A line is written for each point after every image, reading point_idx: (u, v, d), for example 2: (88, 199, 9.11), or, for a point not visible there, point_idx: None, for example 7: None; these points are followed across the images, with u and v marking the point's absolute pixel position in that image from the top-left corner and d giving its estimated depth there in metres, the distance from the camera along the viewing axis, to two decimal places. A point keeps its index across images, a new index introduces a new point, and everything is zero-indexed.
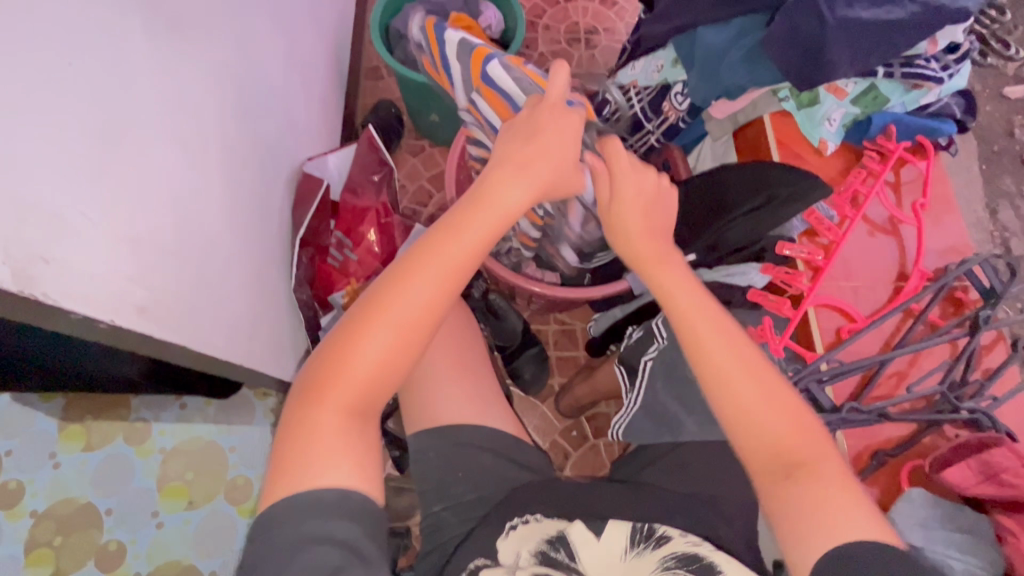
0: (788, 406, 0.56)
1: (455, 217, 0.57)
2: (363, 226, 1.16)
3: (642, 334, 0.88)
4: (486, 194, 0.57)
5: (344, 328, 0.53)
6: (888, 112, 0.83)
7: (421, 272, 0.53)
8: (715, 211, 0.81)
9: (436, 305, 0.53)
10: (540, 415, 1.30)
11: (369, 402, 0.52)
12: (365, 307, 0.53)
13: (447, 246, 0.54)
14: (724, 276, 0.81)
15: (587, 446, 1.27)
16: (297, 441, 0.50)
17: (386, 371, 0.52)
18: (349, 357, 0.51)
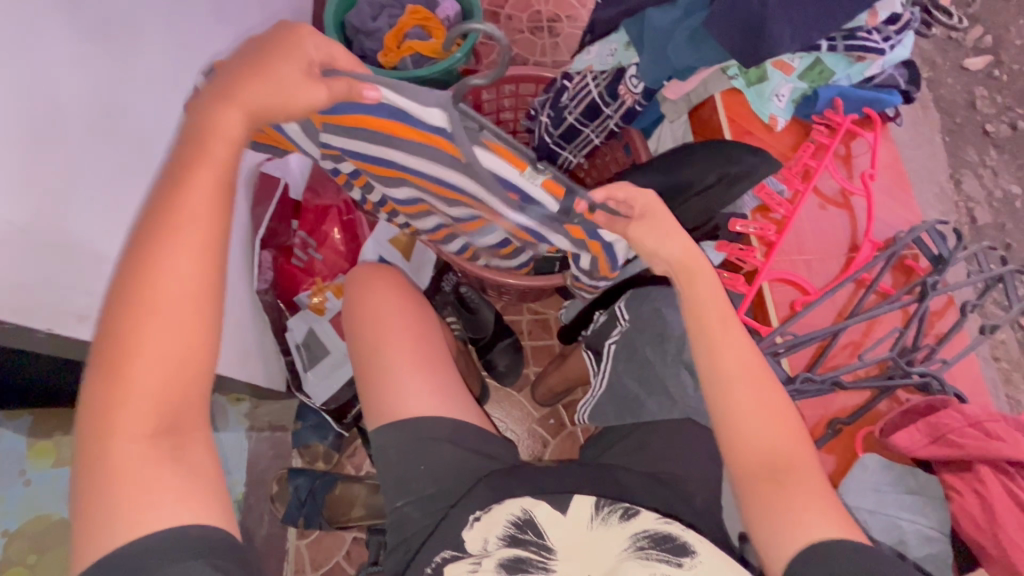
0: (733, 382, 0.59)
1: (181, 164, 0.49)
2: (326, 225, 1.17)
3: (607, 319, 0.88)
4: (204, 131, 0.50)
5: (107, 340, 0.47)
6: (834, 86, 0.84)
7: (167, 240, 0.48)
8: (670, 191, 0.81)
9: (208, 271, 0.49)
10: (517, 406, 1.30)
11: (173, 392, 0.49)
12: (117, 311, 0.48)
13: (182, 212, 0.48)
14: None
15: (565, 434, 1.28)
16: (100, 466, 0.47)
17: (178, 356, 0.48)
18: (130, 354, 0.47)
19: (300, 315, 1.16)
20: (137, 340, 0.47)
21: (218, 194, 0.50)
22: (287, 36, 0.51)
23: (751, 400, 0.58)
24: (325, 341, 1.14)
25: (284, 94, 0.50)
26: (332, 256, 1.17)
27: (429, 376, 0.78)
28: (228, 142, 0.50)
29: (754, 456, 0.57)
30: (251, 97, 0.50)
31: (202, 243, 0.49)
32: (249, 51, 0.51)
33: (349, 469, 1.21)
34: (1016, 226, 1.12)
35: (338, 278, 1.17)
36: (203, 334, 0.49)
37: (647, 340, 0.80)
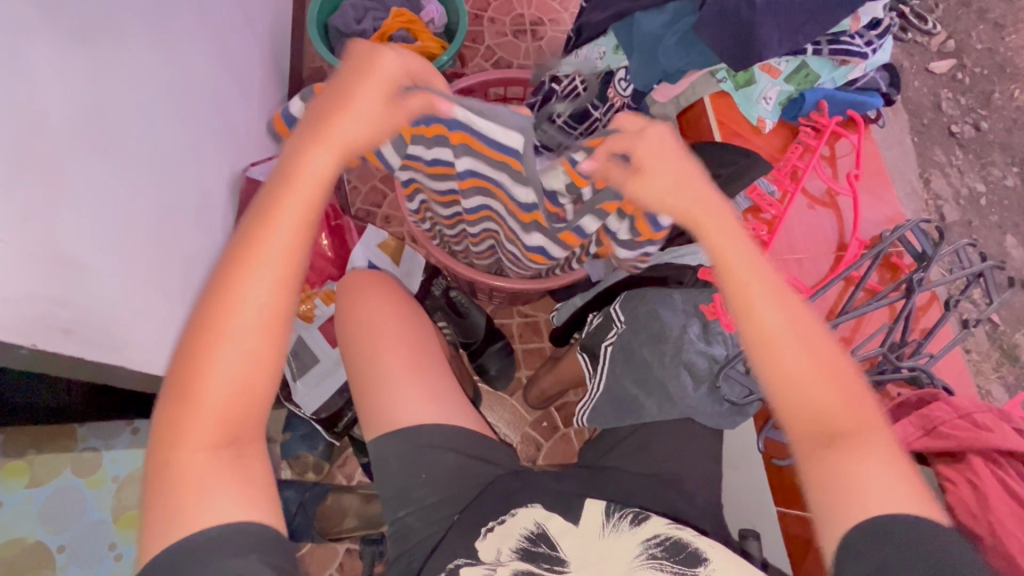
0: (811, 344, 0.55)
1: (269, 197, 0.52)
2: (314, 231, 1.16)
3: (601, 320, 0.89)
4: (295, 162, 0.52)
5: (187, 358, 0.50)
6: (819, 88, 0.86)
7: (252, 268, 0.50)
8: None
9: (283, 302, 0.51)
10: (509, 409, 1.30)
11: (244, 411, 0.50)
12: (199, 331, 0.50)
13: (266, 242, 0.50)
14: (675, 258, 0.87)
15: (559, 437, 1.28)
16: (166, 475, 0.49)
17: (249, 380, 0.50)
18: (205, 372, 0.49)
19: (289, 323, 1.13)
20: (210, 361, 0.49)
21: (304, 227, 0.52)
22: (363, 64, 0.52)
23: (789, 362, 0.55)
24: (314, 350, 1.12)
25: (369, 123, 0.52)
26: (320, 262, 1.15)
27: (429, 389, 0.77)
28: (316, 181, 0.52)
29: (800, 414, 0.55)
30: (339, 131, 0.52)
31: (285, 273, 0.51)
32: (335, 76, 0.53)
33: (341, 479, 1.19)
34: (982, 223, 1.16)
35: (328, 285, 1.15)
36: (274, 358, 0.51)
37: (641, 340, 0.80)
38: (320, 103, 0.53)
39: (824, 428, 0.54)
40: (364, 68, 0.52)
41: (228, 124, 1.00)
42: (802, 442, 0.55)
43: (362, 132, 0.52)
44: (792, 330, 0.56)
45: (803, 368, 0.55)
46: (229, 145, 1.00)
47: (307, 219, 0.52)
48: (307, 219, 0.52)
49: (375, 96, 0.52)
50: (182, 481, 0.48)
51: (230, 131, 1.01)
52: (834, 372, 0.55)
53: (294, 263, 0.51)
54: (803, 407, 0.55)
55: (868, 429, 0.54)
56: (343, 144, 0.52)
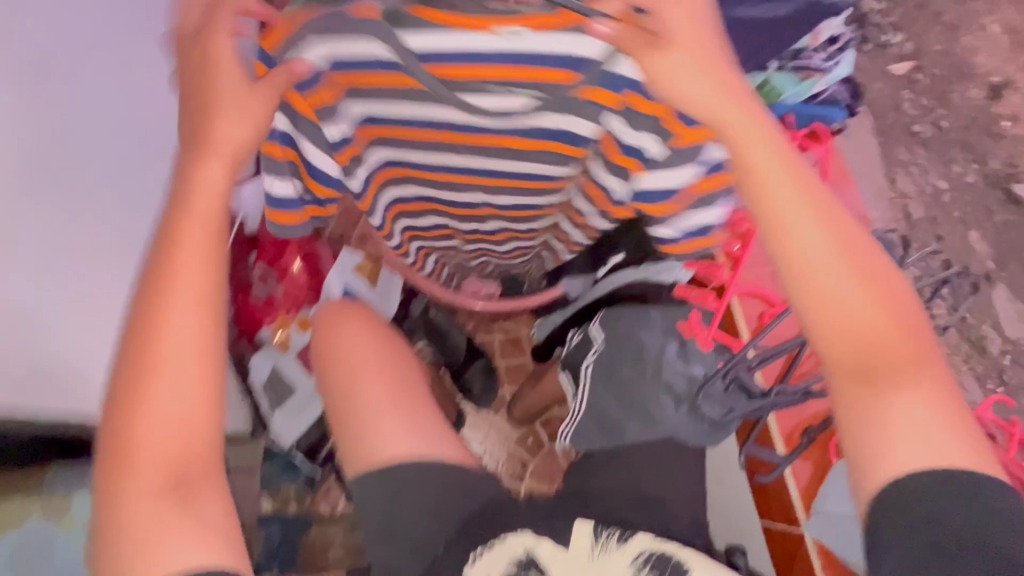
0: (856, 258, 0.51)
1: (169, 226, 0.54)
2: (285, 257, 1.11)
3: (581, 339, 0.87)
4: (189, 184, 0.54)
5: (122, 397, 0.52)
6: (784, 103, 0.85)
7: (169, 288, 0.52)
8: None
9: (205, 315, 0.53)
10: (494, 426, 1.31)
11: (188, 434, 0.53)
12: (130, 368, 0.52)
13: (177, 267, 0.53)
14: (651, 274, 0.83)
15: (544, 452, 1.29)
16: (119, 521, 0.50)
17: (188, 401, 0.52)
18: (140, 409, 0.51)
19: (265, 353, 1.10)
20: (144, 396, 0.51)
21: (211, 240, 0.54)
22: (202, 65, 0.51)
23: (833, 284, 0.51)
24: (289, 378, 1.09)
25: (245, 119, 0.52)
26: (294, 289, 1.12)
27: (402, 417, 0.76)
28: (214, 194, 0.54)
29: (851, 348, 0.51)
30: (225, 146, 0.53)
31: (199, 293, 0.53)
32: (190, 89, 0.53)
33: (323, 508, 1.16)
34: (946, 219, 1.19)
35: (303, 311, 1.12)
36: (210, 372, 0.53)
37: (623, 359, 0.80)
38: (192, 125, 0.54)
39: (862, 352, 0.51)
40: (221, 74, 0.51)
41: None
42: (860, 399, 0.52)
43: (246, 142, 0.54)
44: (846, 242, 0.51)
45: (848, 289, 0.51)
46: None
47: (210, 237, 0.54)
48: (210, 237, 0.54)
49: (237, 96, 0.51)
50: (144, 526, 0.50)
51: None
52: (884, 293, 0.51)
53: (206, 282, 0.54)
54: (847, 336, 0.51)
55: (914, 364, 0.51)
56: (234, 155, 0.54)
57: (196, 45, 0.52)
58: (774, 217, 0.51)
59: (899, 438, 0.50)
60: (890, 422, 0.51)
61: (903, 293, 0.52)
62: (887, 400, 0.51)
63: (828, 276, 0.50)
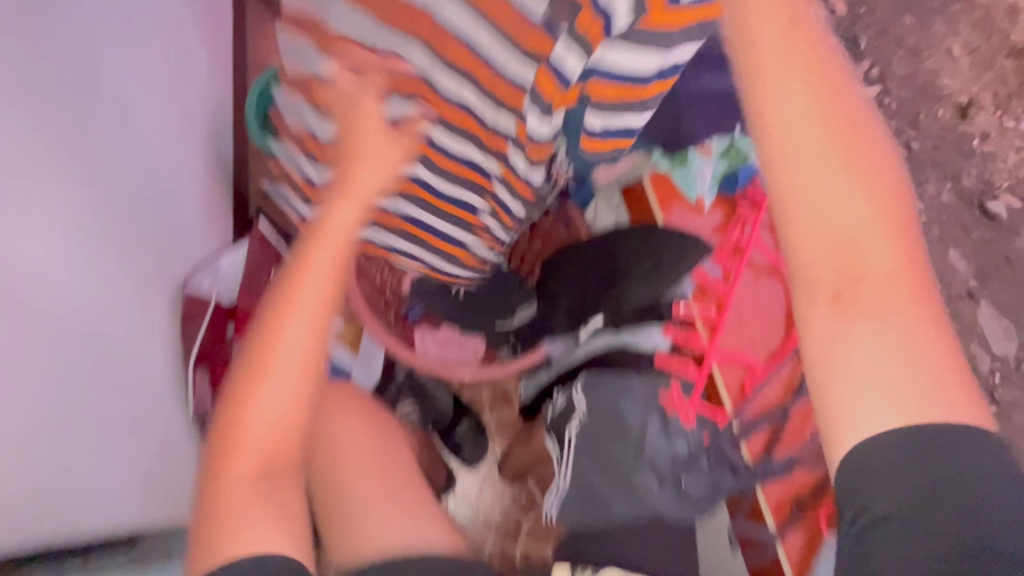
0: (868, 170, 0.43)
1: (300, 252, 0.61)
2: None
3: (565, 404, 0.85)
4: (321, 224, 0.62)
5: (238, 388, 0.60)
6: (749, 164, 0.89)
7: (292, 303, 0.59)
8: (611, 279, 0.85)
9: (315, 340, 0.60)
10: (486, 485, 1.28)
11: (282, 432, 0.61)
12: (251, 362, 0.60)
13: (301, 289, 0.60)
14: (629, 338, 0.83)
15: (538, 510, 1.27)
16: (220, 494, 0.60)
17: (284, 410, 0.60)
18: (244, 408, 0.59)
19: None
20: (253, 391, 0.59)
21: (334, 272, 0.60)
22: (349, 119, 0.63)
23: (834, 196, 0.42)
24: None
25: (372, 173, 0.63)
26: None
27: (385, 504, 0.75)
28: (345, 232, 0.62)
29: (824, 252, 0.43)
30: (358, 195, 0.62)
31: (314, 321, 0.60)
32: (343, 135, 0.63)
33: None
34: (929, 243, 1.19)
35: None
36: (306, 390, 0.60)
37: (606, 429, 0.80)
38: (341, 165, 0.63)
39: (845, 276, 0.43)
40: (370, 138, 0.62)
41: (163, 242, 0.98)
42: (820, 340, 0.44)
43: (370, 190, 0.63)
44: (859, 148, 0.42)
45: (845, 197, 0.42)
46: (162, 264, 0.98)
47: (332, 270, 0.61)
48: (333, 271, 0.61)
49: (377, 154, 0.63)
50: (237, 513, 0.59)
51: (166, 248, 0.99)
52: (895, 217, 0.43)
53: (321, 311, 0.60)
54: (831, 253, 0.43)
55: (911, 303, 0.44)
56: (363, 203, 0.62)
57: (355, 90, 0.62)
58: (759, 84, 0.41)
59: (858, 379, 0.43)
60: (856, 380, 0.43)
61: (910, 210, 0.45)
62: (871, 339, 0.43)
63: (830, 186, 0.42)
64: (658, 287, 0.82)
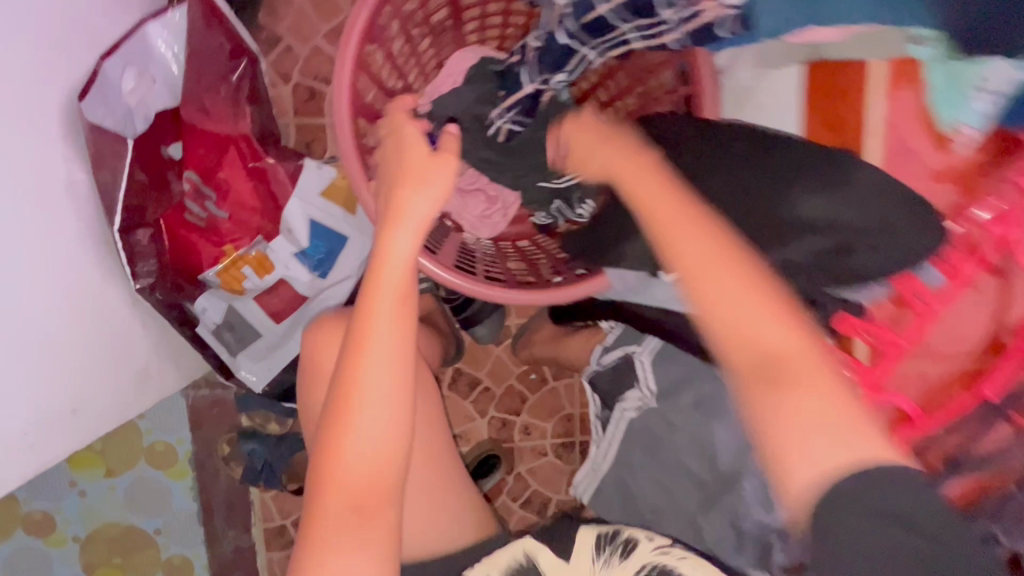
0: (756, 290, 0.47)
1: (364, 291, 0.59)
2: (222, 166, 0.81)
3: (617, 364, 0.72)
4: (378, 260, 0.59)
5: (325, 431, 0.56)
6: None
7: (367, 349, 0.56)
8: (749, 245, 0.58)
9: (399, 380, 0.56)
10: (494, 359, 1.17)
11: (378, 474, 0.56)
12: (334, 403, 0.56)
13: (372, 330, 0.57)
14: None
15: (547, 390, 1.19)
16: (313, 534, 0.55)
17: (377, 450, 0.56)
18: (336, 452, 0.55)
19: (214, 300, 0.85)
20: (340, 432, 0.55)
21: (400, 308, 0.58)
22: (399, 152, 0.65)
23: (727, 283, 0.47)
24: (252, 321, 0.87)
25: (427, 203, 0.61)
26: (241, 211, 0.82)
27: (437, 488, 0.68)
28: (403, 268, 0.59)
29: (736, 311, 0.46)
30: (405, 225, 0.60)
31: (395, 361, 0.57)
32: (393, 165, 0.65)
33: None
34: None
35: (257, 244, 0.84)
36: (399, 427, 0.56)
37: (675, 421, 0.67)
38: (386, 200, 0.63)
39: (766, 357, 0.45)
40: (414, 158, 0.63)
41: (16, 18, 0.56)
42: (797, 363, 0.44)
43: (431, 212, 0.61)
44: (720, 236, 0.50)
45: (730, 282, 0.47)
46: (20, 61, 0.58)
47: (400, 308, 0.58)
48: (400, 308, 0.58)
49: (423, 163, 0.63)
50: (331, 544, 0.54)
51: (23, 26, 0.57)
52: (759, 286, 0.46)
53: (398, 343, 0.57)
54: (750, 347, 0.46)
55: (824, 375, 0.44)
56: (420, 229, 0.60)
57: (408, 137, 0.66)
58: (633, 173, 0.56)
59: (806, 451, 0.42)
60: (803, 444, 0.43)
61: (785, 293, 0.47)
62: (819, 391, 0.44)
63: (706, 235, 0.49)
64: (812, 292, 0.56)
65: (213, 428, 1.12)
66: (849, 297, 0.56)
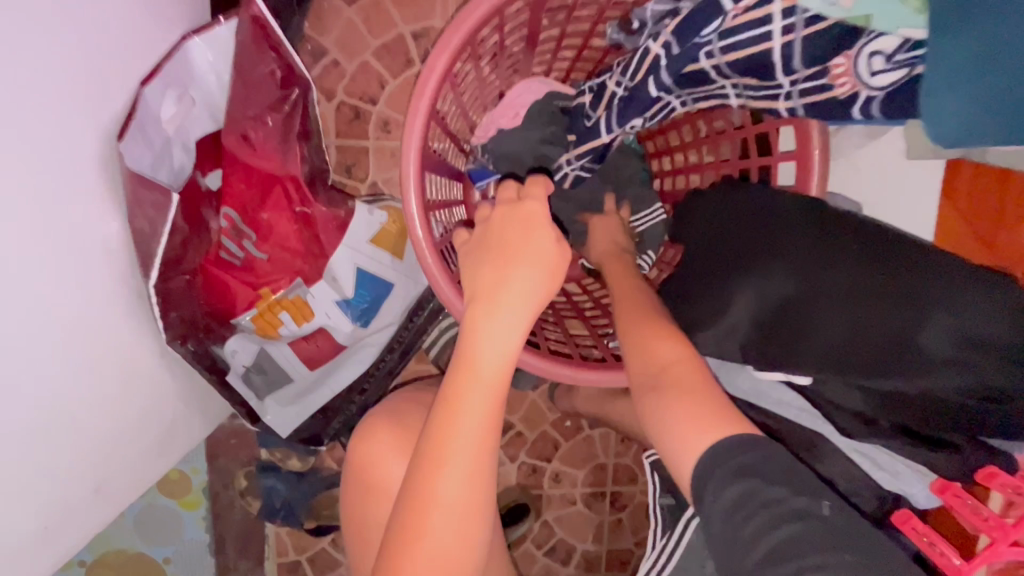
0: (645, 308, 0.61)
1: (450, 381, 0.53)
2: (264, 204, 0.74)
3: None
4: (470, 348, 0.54)
5: (393, 538, 0.51)
6: None
7: (449, 452, 0.51)
8: (878, 367, 0.50)
9: (478, 490, 0.52)
10: (528, 403, 1.11)
11: None
12: (406, 509, 0.51)
13: (456, 431, 0.51)
14: (875, 466, 0.56)
15: (581, 437, 1.13)
16: None
17: (450, 562, 0.51)
18: (403, 567, 0.50)
19: (247, 347, 0.78)
20: (411, 544, 0.50)
21: (493, 410, 0.53)
22: (499, 221, 0.59)
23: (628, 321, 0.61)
24: (284, 367, 0.81)
25: (528, 290, 0.55)
26: (282, 254, 0.76)
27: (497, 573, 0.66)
28: (503, 362, 0.54)
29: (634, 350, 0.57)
30: (502, 313, 0.54)
31: (476, 468, 0.51)
32: (487, 235, 0.59)
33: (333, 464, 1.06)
34: None
35: (295, 286, 0.77)
36: (472, 536, 0.52)
37: None
38: (476, 275, 0.57)
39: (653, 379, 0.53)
40: (514, 229, 0.58)
41: (20, 55, 0.48)
42: (677, 373, 0.52)
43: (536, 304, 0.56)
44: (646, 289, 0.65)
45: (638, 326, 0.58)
46: (30, 101, 0.50)
47: (490, 410, 0.53)
48: (490, 410, 0.53)
49: (526, 237, 0.57)
50: None
51: (31, 63, 0.49)
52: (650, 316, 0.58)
53: (484, 446, 0.52)
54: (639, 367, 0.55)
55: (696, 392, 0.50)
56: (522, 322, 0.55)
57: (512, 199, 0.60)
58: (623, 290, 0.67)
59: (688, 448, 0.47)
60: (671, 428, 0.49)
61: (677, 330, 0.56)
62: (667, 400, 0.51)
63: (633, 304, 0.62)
64: (954, 429, 0.49)
65: (230, 459, 1.06)
66: (1001, 446, 0.48)
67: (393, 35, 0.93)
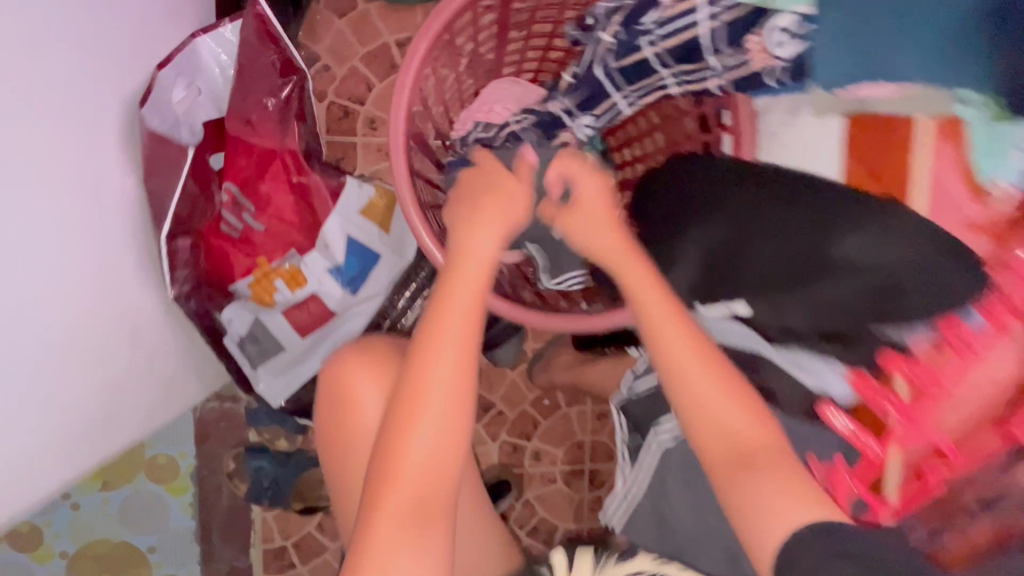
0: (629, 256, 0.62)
1: (439, 285, 0.59)
2: (264, 180, 0.82)
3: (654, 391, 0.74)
4: (462, 254, 0.60)
5: (387, 429, 0.55)
6: None
7: (439, 344, 0.56)
8: (799, 280, 0.61)
9: (464, 381, 0.56)
10: (508, 383, 1.17)
11: (436, 476, 0.55)
12: (399, 403, 0.55)
13: (445, 327, 0.56)
14: (798, 368, 0.66)
15: (559, 416, 1.19)
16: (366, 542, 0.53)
17: (440, 446, 0.55)
18: (396, 453, 0.54)
19: (242, 315, 0.84)
20: (402, 429, 0.54)
21: (476, 307, 0.58)
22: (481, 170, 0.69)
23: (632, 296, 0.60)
24: (276, 333, 0.85)
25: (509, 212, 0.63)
26: (279, 227, 0.83)
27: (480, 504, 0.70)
28: (486, 263, 0.60)
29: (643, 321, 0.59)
30: (486, 227, 0.61)
31: (462, 359, 0.56)
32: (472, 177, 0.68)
33: None
34: None
35: (290, 256, 0.84)
36: (459, 426, 0.55)
37: None
38: (460, 206, 0.65)
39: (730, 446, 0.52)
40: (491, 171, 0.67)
41: (59, 32, 0.57)
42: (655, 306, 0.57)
43: (512, 219, 0.62)
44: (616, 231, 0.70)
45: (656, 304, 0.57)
46: (67, 69, 0.59)
47: (473, 307, 0.58)
48: (473, 308, 0.58)
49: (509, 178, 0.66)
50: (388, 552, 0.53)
51: (68, 40, 0.58)
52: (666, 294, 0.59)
53: (470, 338, 0.56)
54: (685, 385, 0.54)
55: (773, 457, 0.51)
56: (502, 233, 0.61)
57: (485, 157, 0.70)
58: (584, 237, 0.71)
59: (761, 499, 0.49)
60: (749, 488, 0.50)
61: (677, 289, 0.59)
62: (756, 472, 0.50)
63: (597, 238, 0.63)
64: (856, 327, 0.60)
65: (218, 444, 1.09)
66: (898, 338, 0.58)
67: (378, 43, 1.04)
